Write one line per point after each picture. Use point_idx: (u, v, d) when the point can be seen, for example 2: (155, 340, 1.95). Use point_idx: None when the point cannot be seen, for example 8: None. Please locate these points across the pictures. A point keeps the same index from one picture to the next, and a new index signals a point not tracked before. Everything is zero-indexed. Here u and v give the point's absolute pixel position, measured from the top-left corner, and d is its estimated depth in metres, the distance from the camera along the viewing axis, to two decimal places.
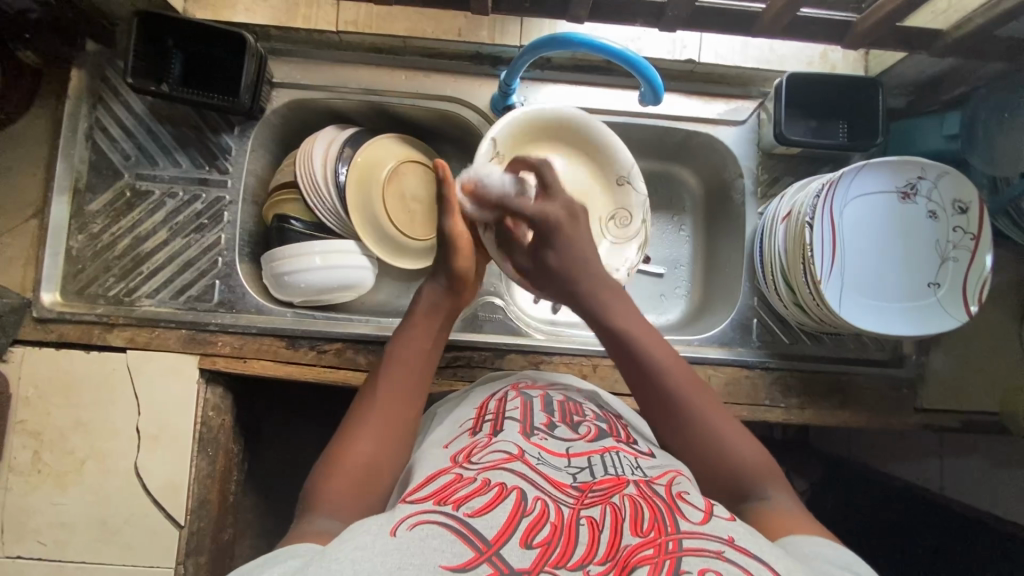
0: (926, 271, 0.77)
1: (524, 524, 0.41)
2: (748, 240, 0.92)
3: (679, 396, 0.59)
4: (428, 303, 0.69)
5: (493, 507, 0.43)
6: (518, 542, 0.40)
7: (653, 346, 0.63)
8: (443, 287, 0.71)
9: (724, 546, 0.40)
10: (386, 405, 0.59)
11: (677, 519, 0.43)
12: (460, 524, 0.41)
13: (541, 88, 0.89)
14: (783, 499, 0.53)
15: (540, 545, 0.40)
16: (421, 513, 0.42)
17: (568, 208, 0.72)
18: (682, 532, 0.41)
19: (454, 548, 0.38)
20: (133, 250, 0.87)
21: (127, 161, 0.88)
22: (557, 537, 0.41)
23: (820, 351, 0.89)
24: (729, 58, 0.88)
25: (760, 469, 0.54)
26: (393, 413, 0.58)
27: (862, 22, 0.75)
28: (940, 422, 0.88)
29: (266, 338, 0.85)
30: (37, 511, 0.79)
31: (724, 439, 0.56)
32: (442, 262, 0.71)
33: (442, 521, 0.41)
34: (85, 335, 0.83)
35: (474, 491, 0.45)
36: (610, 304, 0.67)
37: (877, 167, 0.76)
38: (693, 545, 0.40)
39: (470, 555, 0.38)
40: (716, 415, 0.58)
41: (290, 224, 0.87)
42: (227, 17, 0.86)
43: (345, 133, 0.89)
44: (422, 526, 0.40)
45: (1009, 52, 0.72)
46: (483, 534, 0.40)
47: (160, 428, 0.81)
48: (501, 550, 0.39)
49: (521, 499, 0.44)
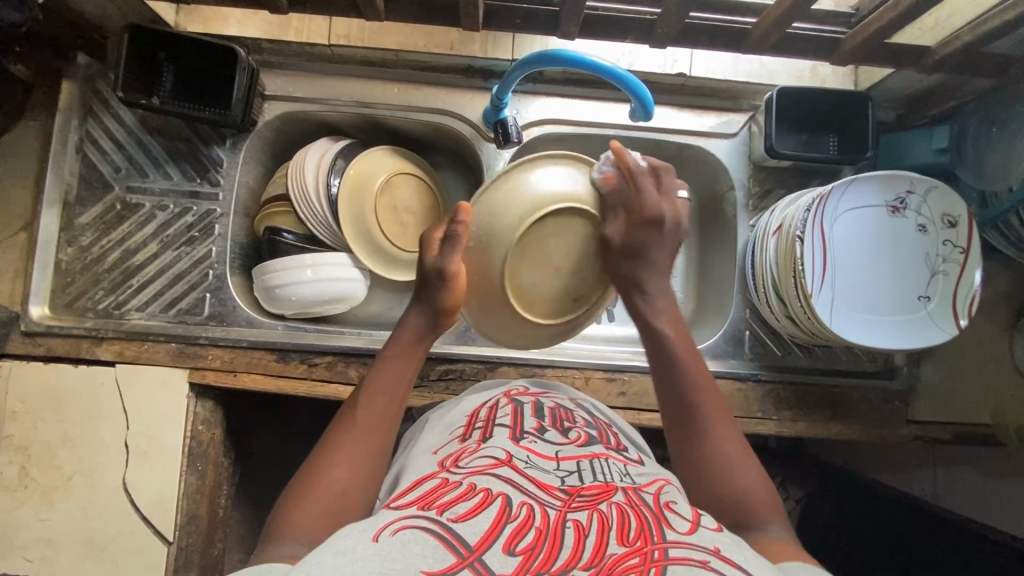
0: (915, 285, 0.77)
1: (507, 530, 0.41)
2: (740, 252, 0.92)
3: (705, 424, 0.59)
4: (412, 331, 0.66)
5: (477, 513, 0.42)
6: (501, 548, 0.39)
7: (695, 369, 0.63)
8: (427, 318, 0.66)
9: (709, 556, 0.40)
10: (369, 431, 0.58)
11: (664, 528, 0.43)
12: (444, 530, 0.40)
13: (532, 100, 0.90)
14: (779, 532, 0.52)
15: (524, 552, 0.39)
16: (404, 519, 0.41)
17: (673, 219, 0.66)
18: (668, 541, 0.41)
19: (435, 554, 0.38)
20: (123, 264, 0.87)
21: (117, 173, 0.88)
22: (541, 542, 0.40)
23: (813, 364, 0.89)
24: (718, 73, 0.90)
25: (762, 508, 0.54)
26: (362, 444, 0.57)
27: (852, 38, 0.76)
28: (933, 434, 0.88)
29: (256, 352, 0.85)
30: (22, 527, 0.78)
31: (735, 475, 0.56)
32: (430, 296, 0.66)
33: (425, 526, 0.40)
34: (74, 349, 0.83)
35: (459, 497, 0.45)
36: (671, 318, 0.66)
37: (866, 180, 0.77)
38: (679, 555, 0.40)
39: (451, 561, 0.37)
40: (728, 442, 0.58)
41: (281, 236, 0.86)
42: (219, 32, 0.86)
43: (338, 145, 0.89)
44: (405, 531, 0.40)
45: (996, 68, 0.73)
46: (466, 540, 0.39)
47: (149, 442, 0.80)
48: (483, 556, 0.38)
49: (506, 505, 0.43)
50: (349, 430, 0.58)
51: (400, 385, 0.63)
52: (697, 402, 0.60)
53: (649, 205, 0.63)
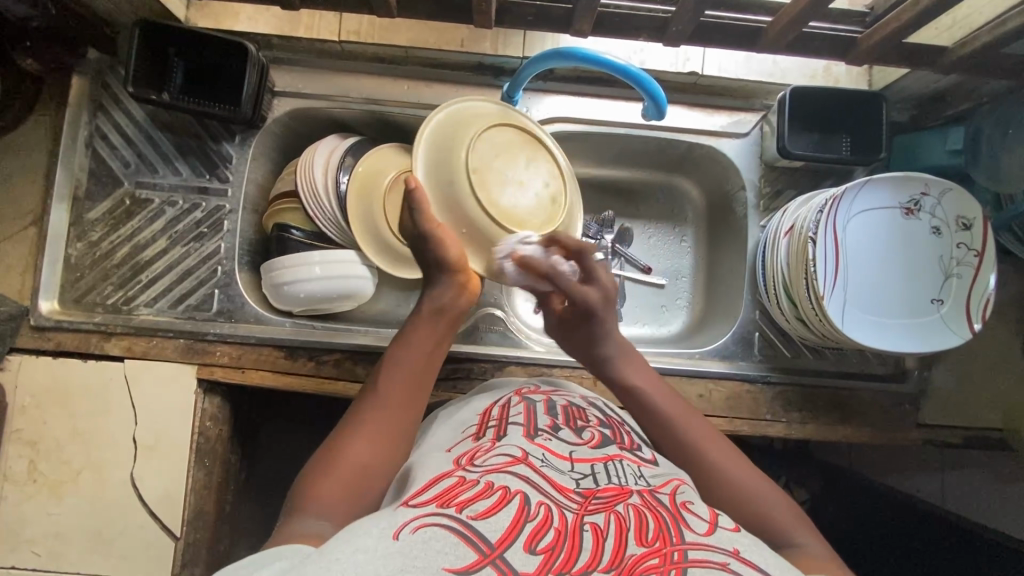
0: (929, 287, 0.77)
1: (528, 529, 0.41)
2: (750, 253, 0.91)
3: (708, 456, 0.58)
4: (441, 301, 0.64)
5: (498, 510, 0.42)
6: (522, 546, 0.39)
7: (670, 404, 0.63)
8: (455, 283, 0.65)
9: (729, 558, 0.40)
10: (391, 405, 0.58)
11: (682, 529, 0.42)
12: (464, 527, 0.40)
13: (543, 98, 0.89)
14: (812, 543, 0.51)
15: (545, 551, 0.39)
16: (423, 516, 0.41)
17: (606, 293, 0.68)
18: (687, 543, 0.41)
19: (457, 551, 0.38)
20: (132, 259, 0.87)
21: (127, 169, 0.88)
22: (561, 542, 0.40)
23: (823, 366, 0.89)
24: (731, 72, 0.88)
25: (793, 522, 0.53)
26: (384, 419, 0.57)
27: (867, 38, 0.75)
28: (944, 438, 0.87)
29: (264, 348, 0.85)
30: (32, 521, 0.78)
31: (761, 499, 0.54)
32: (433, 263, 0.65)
33: (445, 523, 0.40)
34: (83, 343, 0.82)
35: (478, 495, 0.44)
36: (629, 359, 0.67)
37: (880, 182, 0.76)
38: (698, 556, 0.39)
39: (473, 558, 0.37)
40: (739, 466, 0.57)
41: (290, 233, 0.86)
42: (231, 27, 0.86)
43: (346, 142, 0.89)
44: (425, 529, 0.39)
45: (1013, 69, 0.72)
46: (487, 537, 0.39)
47: (157, 438, 0.80)
48: (505, 553, 0.38)
49: (525, 504, 0.43)
50: (373, 405, 0.58)
51: (427, 357, 0.62)
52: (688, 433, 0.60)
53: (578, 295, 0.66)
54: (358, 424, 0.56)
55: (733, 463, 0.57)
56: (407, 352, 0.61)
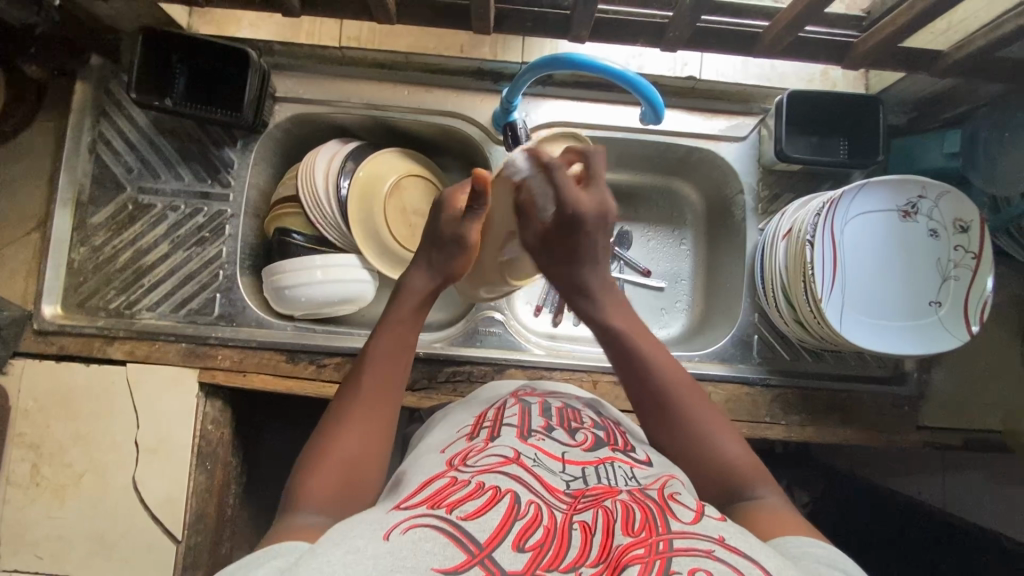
0: (926, 289, 0.77)
1: (516, 528, 0.41)
2: (749, 257, 0.92)
3: (678, 396, 0.60)
4: (416, 299, 0.66)
5: (486, 511, 0.42)
6: (510, 545, 0.39)
7: (646, 338, 0.64)
8: (436, 284, 0.68)
9: (714, 545, 0.40)
10: (374, 398, 0.58)
11: (668, 519, 0.43)
12: (453, 528, 0.40)
13: (542, 102, 0.90)
14: (770, 495, 0.53)
15: (533, 549, 0.39)
16: (413, 518, 0.41)
17: (599, 208, 0.67)
18: (673, 532, 0.41)
19: (446, 551, 0.38)
20: (134, 264, 0.87)
21: (130, 174, 0.88)
22: (549, 540, 0.40)
23: (822, 369, 0.89)
24: (729, 75, 0.90)
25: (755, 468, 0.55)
26: (368, 410, 0.57)
27: (863, 43, 0.75)
28: (942, 441, 0.87)
29: (266, 352, 0.85)
30: (33, 524, 0.78)
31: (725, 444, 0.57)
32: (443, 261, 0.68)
33: (435, 525, 0.40)
34: (86, 347, 0.83)
35: (468, 495, 0.44)
36: (611, 295, 0.69)
37: (877, 186, 0.76)
38: (684, 545, 0.40)
39: (462, 558, 0.38)
40: (705, 408, 0.59)
41: (291, 237, 0.87)
42: (232, 34, 0.87)
43: (347, 147, 0.89)
44: (414, 530, 0.40)
45: (1009, 72, 0.72)
46: (476, 537, 0.39)
47: (159, 441, 0.81)
48: (493, 553, 0.38)
49: (515, 503, 0.43)
50: (356, 399, 0.57)
51: (406, 350, 0.63)
52: (661, 369, 0.62)
53: (572, 200, 0.66)
54: (342, 419, 0.56)
55: (702, 406, 0.59)
56: (384, 344, 0.62)
